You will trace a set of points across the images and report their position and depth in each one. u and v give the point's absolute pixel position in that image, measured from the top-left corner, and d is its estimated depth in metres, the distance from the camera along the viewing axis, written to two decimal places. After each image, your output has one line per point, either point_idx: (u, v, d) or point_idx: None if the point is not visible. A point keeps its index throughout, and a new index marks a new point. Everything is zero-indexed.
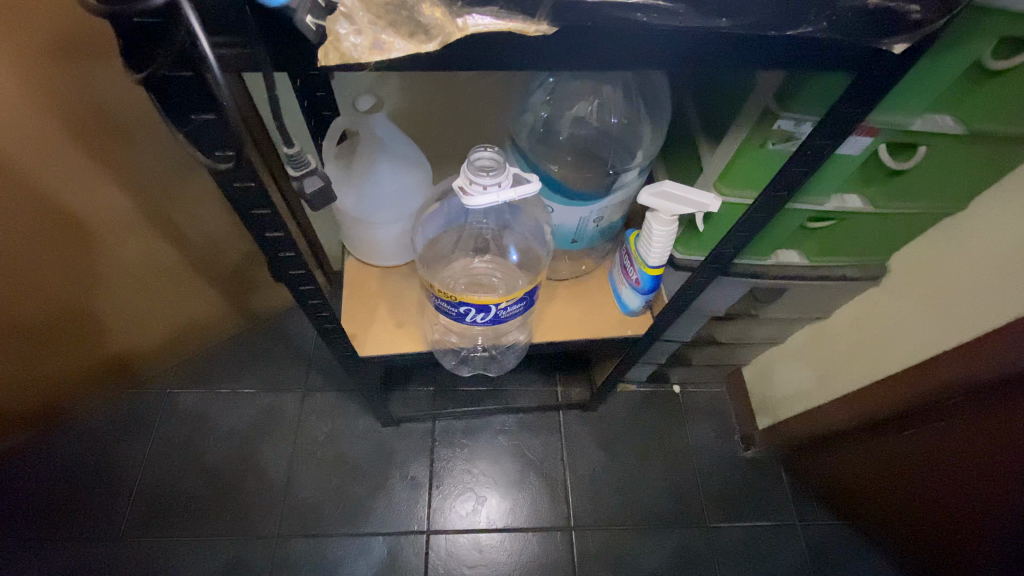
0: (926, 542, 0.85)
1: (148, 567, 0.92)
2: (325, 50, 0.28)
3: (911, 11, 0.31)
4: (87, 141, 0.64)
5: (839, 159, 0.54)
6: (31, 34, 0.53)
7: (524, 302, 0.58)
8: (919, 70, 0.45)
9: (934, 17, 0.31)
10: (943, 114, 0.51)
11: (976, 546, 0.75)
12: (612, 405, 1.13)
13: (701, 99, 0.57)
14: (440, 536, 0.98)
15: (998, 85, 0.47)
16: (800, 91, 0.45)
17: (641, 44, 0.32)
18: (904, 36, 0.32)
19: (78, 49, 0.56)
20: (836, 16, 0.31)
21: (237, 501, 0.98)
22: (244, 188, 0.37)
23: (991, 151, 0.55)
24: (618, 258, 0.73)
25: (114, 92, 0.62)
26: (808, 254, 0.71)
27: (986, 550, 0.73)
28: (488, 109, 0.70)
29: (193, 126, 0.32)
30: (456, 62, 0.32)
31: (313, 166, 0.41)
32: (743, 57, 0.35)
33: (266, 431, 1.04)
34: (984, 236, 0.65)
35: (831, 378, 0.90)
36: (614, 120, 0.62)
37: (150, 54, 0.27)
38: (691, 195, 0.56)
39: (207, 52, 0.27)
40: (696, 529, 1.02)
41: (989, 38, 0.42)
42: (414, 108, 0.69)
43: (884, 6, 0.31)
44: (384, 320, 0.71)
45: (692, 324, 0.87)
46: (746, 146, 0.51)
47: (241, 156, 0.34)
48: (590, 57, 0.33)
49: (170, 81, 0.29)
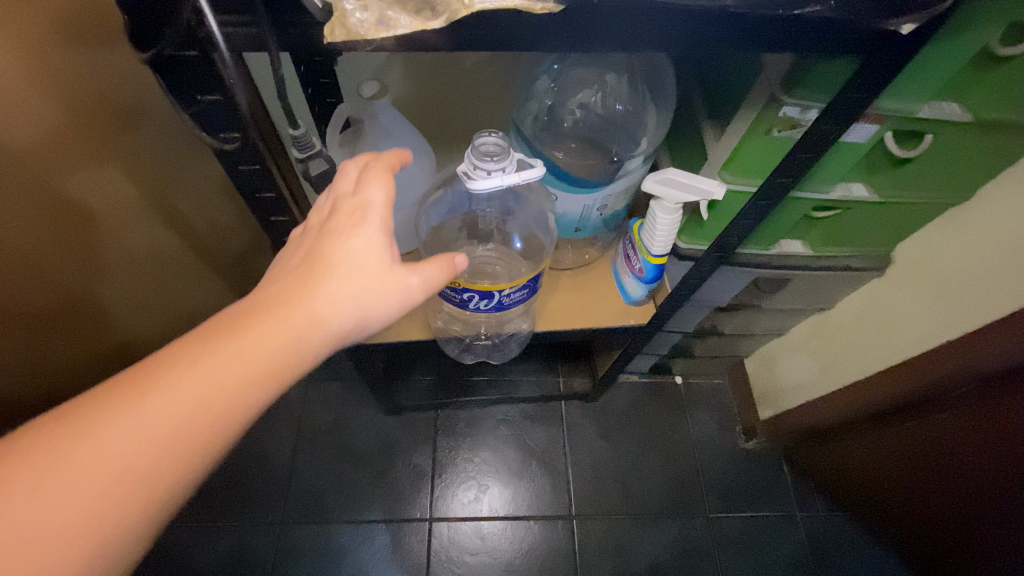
0: (922, 530, 0.86)
1: (155, 551, 0.93)
2: (331, 27, 0.28)
3: None
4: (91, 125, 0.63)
5: (844, 147, 0.53)
6: (36, 18, 0.53)
7: (527, 289, 0.58)
8: (925, 57, 0.44)
9: None
10: (949, 102, 0.51)
11: (973, 534, 0.76)
12: (613, 396, 1.14)
13: (708, 85, 0.56)
14: (442, 524, 0.99)
15: (1005, 71, 0.47)
16: (806, 77, 0.44)
17: (646, 25, 0.32)
18: (912, 16, 0.32)
19: (84, 36, 0.59)
20: None
21: (242, 488, 0.99)
22: (249, 170, 0.37)
23: (998, 140, 0.55)
24: (621, 248, 0.73)
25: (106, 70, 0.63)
26: (812, 243, 0.71)
27: (983, 538, 0.74)
28: (492, 97, 0.70)
29: (199, 107, 0.32)
30: (461, 41, 0.32)
31: (318, 148, 0.41)
32: (750, 39, 0.34)
33: (271, 419, 1.05)
34: (988, 226, 0.65)
35: (832, 369, 0.91)
36: (617, 107, 0.62)
37: (156, 34, 0.28)
38: (696, 182, 0.56)
39: (214, 31, 0.28)
40: (696, 519, 1.03)
41: (996, 24, 0.42)
42: (418, 95, 0.69)
43: None
44: None
45: (695, 314, 0.87)
46: (752, 132, 0.51)
47: (245, 137, 0.34)
48: (596, 37, 0.33)
49: (177, 62, 0.29)
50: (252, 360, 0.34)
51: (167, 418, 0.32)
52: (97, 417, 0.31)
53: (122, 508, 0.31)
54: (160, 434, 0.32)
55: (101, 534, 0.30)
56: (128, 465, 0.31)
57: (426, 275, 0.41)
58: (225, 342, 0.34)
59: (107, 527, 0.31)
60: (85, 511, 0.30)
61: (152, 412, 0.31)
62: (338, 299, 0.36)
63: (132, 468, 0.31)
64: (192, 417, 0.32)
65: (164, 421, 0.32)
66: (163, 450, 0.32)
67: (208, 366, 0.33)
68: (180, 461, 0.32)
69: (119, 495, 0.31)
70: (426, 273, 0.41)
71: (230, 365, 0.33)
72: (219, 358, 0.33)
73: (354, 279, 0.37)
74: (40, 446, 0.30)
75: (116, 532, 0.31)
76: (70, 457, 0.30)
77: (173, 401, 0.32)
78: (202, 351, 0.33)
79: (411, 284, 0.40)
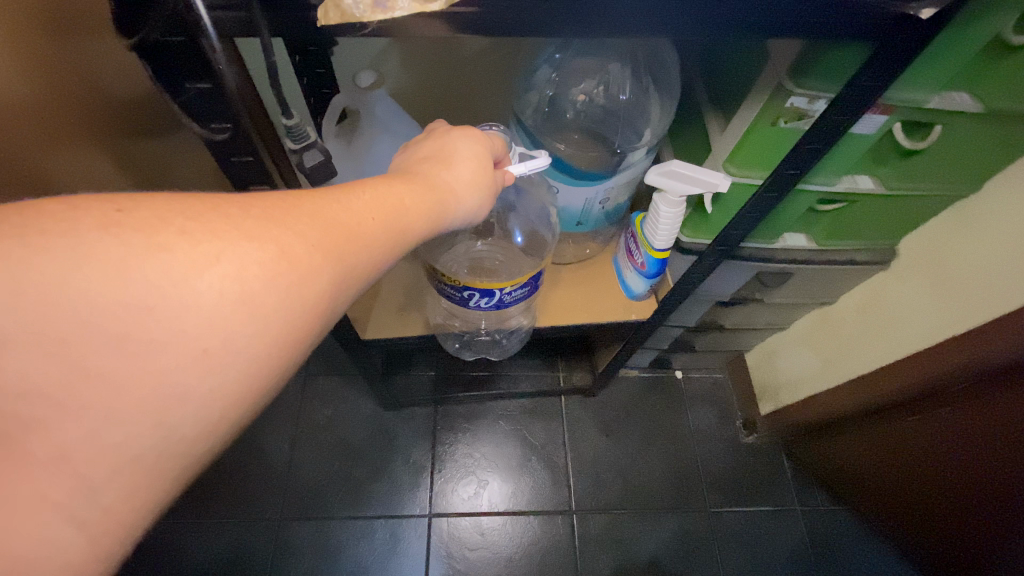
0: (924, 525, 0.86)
1: (154, 548, 0.93)
2: (325, 7, 0.28)
3: None
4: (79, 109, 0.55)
5: (852, 138, 0.52)
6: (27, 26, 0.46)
7: (529, 286, 0.57)
8: (938, 45, 0.43)
9: None
10: (959, 92, 0.50)
11: (975, 529, 0.75)
12: (613, 391, 1.13)
13: (712, 74, 0.55)
14: (441, 520, 0.98)
15: (1018, 60, 0.46)
16: (815, 66, 0.43)
17: (654, 7, 0.31)
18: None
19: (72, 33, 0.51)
20: None
21: (240, 484, 0.99)
22: (241, 162, 0.36)
23: (1008, 130, 0.53)
24: (623, 241, 0.72)
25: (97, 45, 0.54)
26: (816, 237, 0.70)
27: (984, 533, 0.74)
28: (492, 86, 0.68)
29: (188, 96, 0.31)
30: (461, 26, 0.30)
31: (313, 138, 0.40)
32: (762, 23, 0.33)
33: (268, 415, 1.05)
34: (997, 219, 0.63)
35: (834, 364, 0.90)
36: (620, 97, 0.60)
37: (137, 18, 0.26)
38: (700, 175, 0.55)
39: (201, 15, 0.26)
40: (697, 513, 1.03)
41: (1011, 10, 0.40)
42: (415, 85, 0.67)
43: None
44: (384, 304, 0.70)
45: (697, 309, 0.86)
46: (758, 124, 0.49)
47: (237, 128, 0.32)
48: (601, 21, 0.31)
49: (163, 50, 0.28)
50: (409, 204, 0.34)
51: (351, 227, 0.30)
52: (290, 205, 0.28)
53: (314, 297, 0.27)
54: (346, 236, 0.29)
55: (293, 316, 0.27)
56: (321, 251, 0.28)
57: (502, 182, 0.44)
58: (386, 184, 0.34)
59: (297, 314, 0.27)
60: (283, 284, 0.26)
61: (339, 218, 0.29)
62: (462, 177, 0.39)
63: (323, 258, 0.28)
64: (369, 233, 0.30)
65: (378, 219, 0.31)
66: (347, 252, 0.29)
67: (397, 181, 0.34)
68: (358, 269, 0.30)
69: (313, 277, 0.27)
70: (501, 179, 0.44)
71: (394, 198, 0.33)
72: (384, 193, 0.33)
73: (475, 169, 0.39)
74: (242, 212, 0.27)
75: (307, 325, 0.28)
76: (274, 226, 0.27)
77: (354, 213, 0.30)
78: (367, 185, 0.33)
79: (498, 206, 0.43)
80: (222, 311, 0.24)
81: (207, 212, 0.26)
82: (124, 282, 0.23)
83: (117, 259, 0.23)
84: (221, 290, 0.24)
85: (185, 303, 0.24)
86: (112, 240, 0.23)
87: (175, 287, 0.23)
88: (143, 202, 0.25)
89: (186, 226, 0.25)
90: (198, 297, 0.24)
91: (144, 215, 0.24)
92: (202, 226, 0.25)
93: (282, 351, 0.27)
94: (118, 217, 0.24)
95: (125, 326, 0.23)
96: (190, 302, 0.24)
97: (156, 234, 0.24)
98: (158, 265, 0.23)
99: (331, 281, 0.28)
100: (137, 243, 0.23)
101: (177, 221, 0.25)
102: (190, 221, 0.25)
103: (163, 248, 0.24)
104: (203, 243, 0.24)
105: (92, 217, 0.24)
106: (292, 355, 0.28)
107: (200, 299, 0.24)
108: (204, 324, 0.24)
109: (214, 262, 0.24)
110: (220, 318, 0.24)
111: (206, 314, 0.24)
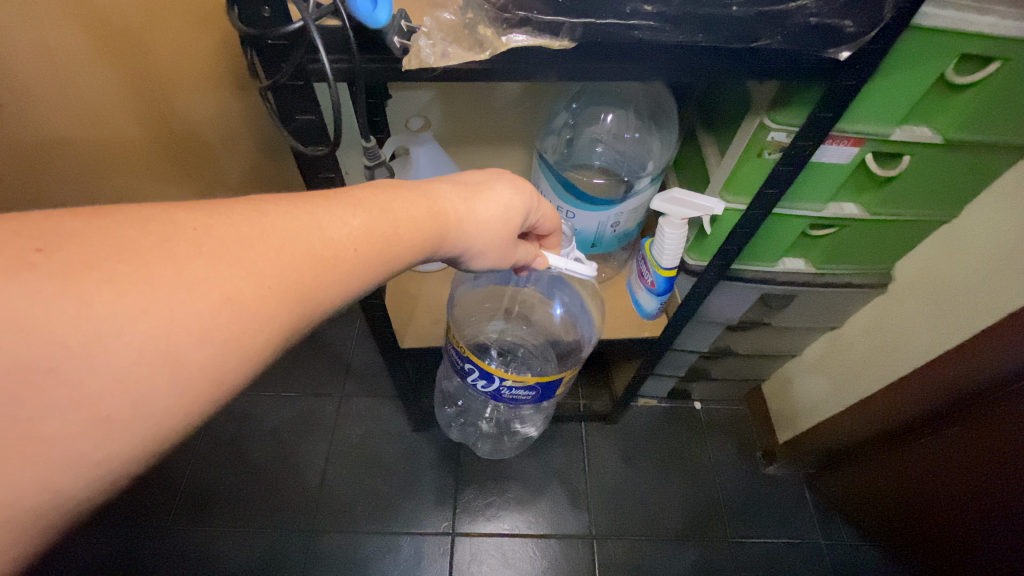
0: (929, 553, 0.86)
1: (192, 553, 0.98)
2: (409, 59, 0.37)
3: (845, 26, 0.38)
4: (143, 121, 0.74)
5: (828, 166, 0.61)
6: (135, 32, 0.63)
7: (533, 390, 0.66)
8: (889, 86, 0.52)
9: (866, 29, 0.38)
10: (922, 126, 0.57)
11: (979, 553, 0.76)
12: (634, 418, 1.17)
13: (708, 115, 0.65)
14: (465, 539, 1.01)
15: (968, 97, 0.53)
16: (789, 101, 0.51)
17: (645, 58, 0.40)
18: (845, 45, 0.39)
19: (157, 32, 0.63)
20: (787, 31, 0.38)
21: (275, 495, 1.05)
22: (324, 177, 0.46)
23: (974, 158, 0.61)
24: (635, 265, 0.80)
25: (173, 63, 0.67)
26: (812, 261, 0.77)
27: (989, 558, 0.74)
28: (520, 131, 0.81)
29: (297, 124, 0.41)
30: (496, 75, 0.40)
31: (382, 160, 0.51)
32: (732, 69, 0.42)
33: (305, 432, 1.12)
34: (978, 241, 0.69)
35: (844, 385, 0.94)
36: (627, 136, 0.72)
37: (274, 68, 0.37)
38: (697, 200, 0.63)
39: (322, 66, 0.37)
40: (718, 542, 1.03)
41: (945, 57, 0.49)
42: (455, 128, 0.80)
43: (824, 24, 0.37)
44: (420, 317, 0.80)
45: (708, 332, 0.92)
46: (747, 153, 0.57)
47: (330, 150, 0.43)
48: (603, 72, 0.41)
49: (285, 91, 0.39)
50: (403, 233, 0.37)
51: (322, 261, 0.33)
52: (248, 243, 0.30)
53: (251, 340, 0.30)
54: (311, 271, 0.32)
55: (223, 362, 0.29)
56: (273, 295, 0.31)
57: (523, 256, 0.49)
58: (387, 207, 0.37)
59: (236, 358, 0.29)
60: (218, 341, 0.28)
61: (311, 249, 0.32)
62: (476, 216, 0.43)
63: (276, 301, 0.31)
64: (346, 263, 0.34)
65: (376, 250, 0.36)
66: (307, 290, 0.32)
67: (405, 210, 0.38)
68: (312, 308, 0.33)
69: (250, 325, 0.30)
70: (524, 252, 0.49)
71: (389, 227, 0.37)
72: (378, 223, 0.36)
73: (492, 208, 0.44)
74: (190, 252, 0.28)
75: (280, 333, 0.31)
76: (221, 269, 0.29)
77: (333, 247, 0.34)
78: (366, 206, 0.36)
79: (523, 194, 0.46)
80: (139, 366, 0.26)
81: (141, 250, 0.27)
82: (34, 334, 0.25)
83: (24, 308, 0.24)
84: (138, 348, 0.26)
85: (97, 359, 0.26)
86: (18, 287, 0.24)
87: (92, 345, 0.25)
88: (67, 237, 0.27)
89: (112, 270, 0.26)
90: (113, 354, 0.26)
91: (66, 259, 0.26)
92: (129, 272, 0.27)
93: (210, 392, 0.29)
94: (35, 257, 0.25)
95: (31, 381, 0.25)
96: (102, 357, 0.26)
97: (73, 282, 0.25)
98: (72, 318, 0.25)
99: (282, 319, 0.31)
100: (55, 290, 0.25)
101: (106, 264, 0.26)
102: (118, 265, 0.27)
103: (80, 299, 0.25)
104: (125, 296, 0.26)
105: (9, 253, 0.25)
106: (262, 353, 0.31)
107: (113, 353, 0.26)
108: (115, 378, 0.26)
109: (139, 317, 0.26)
110: (133, 378, 0.26)
111: (120, 369, 0.26)
